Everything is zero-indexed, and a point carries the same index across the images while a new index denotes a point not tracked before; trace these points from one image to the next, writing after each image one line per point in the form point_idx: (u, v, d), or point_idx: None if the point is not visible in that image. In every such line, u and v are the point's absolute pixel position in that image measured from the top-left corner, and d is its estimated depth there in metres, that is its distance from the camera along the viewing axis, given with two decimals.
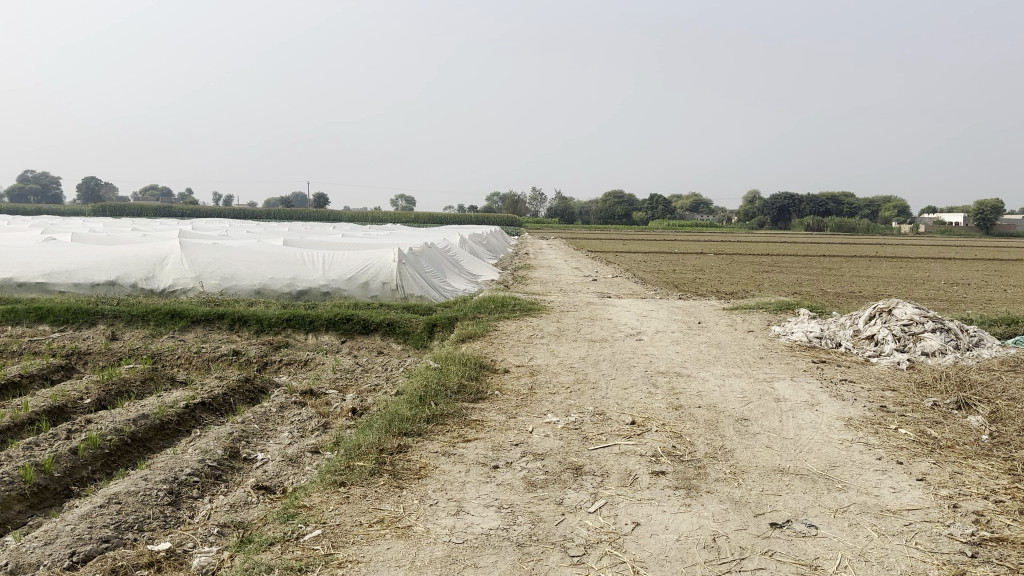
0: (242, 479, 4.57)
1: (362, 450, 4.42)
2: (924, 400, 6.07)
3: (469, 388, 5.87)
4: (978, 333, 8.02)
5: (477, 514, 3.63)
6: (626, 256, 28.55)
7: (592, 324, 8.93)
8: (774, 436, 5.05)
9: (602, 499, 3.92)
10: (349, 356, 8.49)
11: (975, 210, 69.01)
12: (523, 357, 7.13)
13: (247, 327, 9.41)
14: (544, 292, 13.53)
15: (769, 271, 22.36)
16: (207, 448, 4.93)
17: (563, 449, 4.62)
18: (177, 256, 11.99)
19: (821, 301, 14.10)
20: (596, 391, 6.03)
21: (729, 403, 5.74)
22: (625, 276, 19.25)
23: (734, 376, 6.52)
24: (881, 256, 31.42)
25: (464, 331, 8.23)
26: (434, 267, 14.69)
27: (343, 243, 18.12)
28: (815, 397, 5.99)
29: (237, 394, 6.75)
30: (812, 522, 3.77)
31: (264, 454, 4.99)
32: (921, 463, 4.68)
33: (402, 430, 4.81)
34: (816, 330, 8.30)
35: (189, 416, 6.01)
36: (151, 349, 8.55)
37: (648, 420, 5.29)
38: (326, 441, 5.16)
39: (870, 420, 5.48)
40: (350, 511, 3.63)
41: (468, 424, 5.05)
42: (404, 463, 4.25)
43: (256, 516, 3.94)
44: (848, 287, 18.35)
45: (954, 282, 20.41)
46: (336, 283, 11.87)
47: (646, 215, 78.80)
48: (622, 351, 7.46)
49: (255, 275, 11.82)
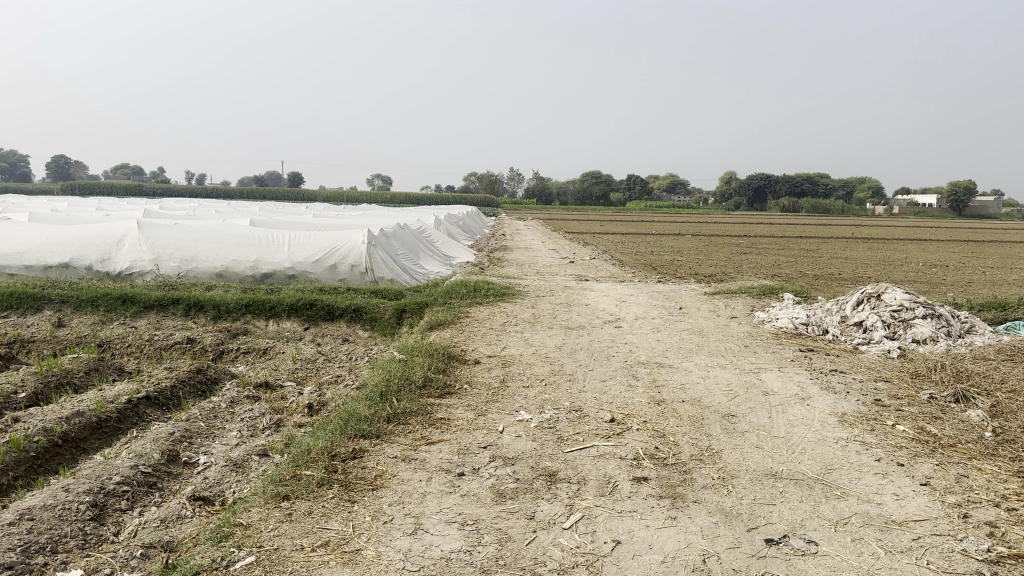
0: (179, 487, 4.12)
1: (311, 456, 3.97)
2: (920, 392, 5.72)
3: (435, 382, 5.42)
4: (970, 319, 7.69)
5: (437, 533, 3.21)
6: (605, 237, 28.08)
7: (569, 310, 8.50)
8: (764, 435, 4.65)
9: (579, 512, 3.50)
10: (312, 344, 8.00)
11: (949, 192, 69.29)
12: (495, 347, 6.69)
13: (203, 313, 8.88)
14: (518, 275, 13.07)
15: (748, 253, 21.96)
16: (142, 451, 4.46)
17: (536, 453, 4.20)
18: (134, 237, 11.38)
19: (802, 284, 13.75)
20: (573, 385, 5.62)
21: (714, 397, 5.35)
22: (604, 258, 18.81)
23: (719, 367, 6.13)
24: (859, 238, 31.16)
25: (434, 318, 7.77)
26: (407, 249, 14.17)
27: (312, 223, 17.52)
28: (805, 389, 5.62)
29: (186, 386, 6.25)
30: (812, 538, 3.38)
31: (207, 458, 4.53)
32: (924, 465, 4.32)
33: (359, 432, 4.36)
34: (802, 317, 7.93)
35: (131, 412, 5.53)
36: (98, 336, 8.00)
37: (629, 417, 4.88)
38: (276, 442, 4.71)
39: (865, 415, 5.11)
40: (291, 532, 3.20)
41: (433, 424, 4.61)
42: (358, 471, 3.81)
43: (188, 534, 3.50)
44: (829, 269, 17.99)
45: (934, 264, 20.13)
46: (302, 266, 11.34)
47: (624, 197, 78.44)
48: (600, 339, 7.04)
49: (216, 257, 11.25)
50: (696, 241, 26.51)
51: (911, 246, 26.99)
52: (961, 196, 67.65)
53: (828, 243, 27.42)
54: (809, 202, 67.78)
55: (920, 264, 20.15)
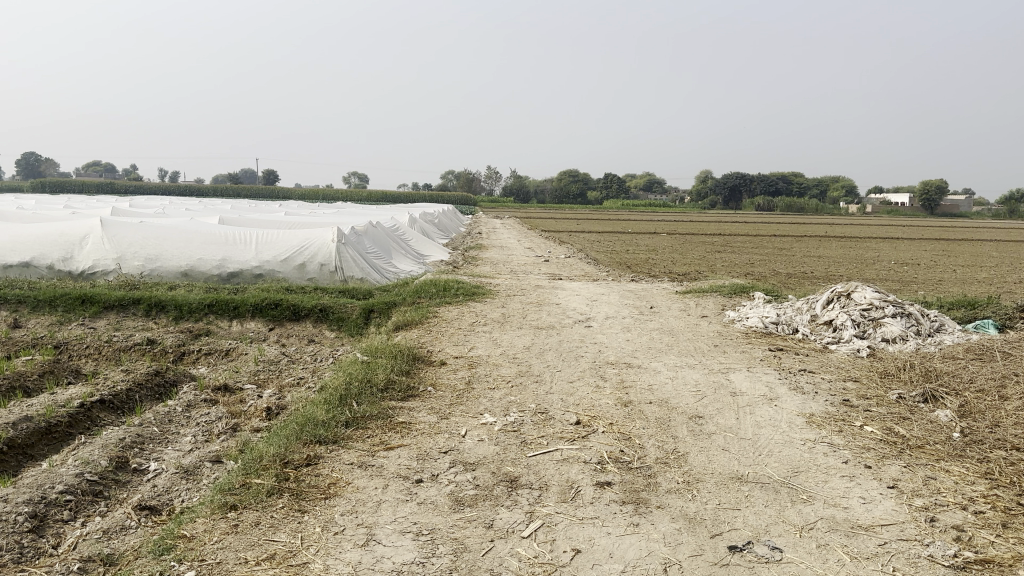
0: (126, 496, 3.96)
1: (263, 463, 3.83)
2: (889, 392, 5.68)
3: (398, 384, 5.29)
4: (939, 318, 7.69)
5: (389, 544, 3.08)
6: (580, 236, 28.01)
7: (539, 310, 8.39)
8: (731, 436, 4.57)
9: (539, 520, 3.39)
10: (276, 345, 7.83)
11: (920, 191, 70.11)
12: (462, 348, 6.57)
13: (165, 313, 8.67)
14: (491, 273, 12.95)
15: (722, 252, 21.97)
16: (88, 459, 4.28)
17: (497, 457, 4.08)
18: (97, 235, 11.11)
19: (774, 282, 13.75)
20: (539, 386, 5.50)
21: (682, 398, 5.26)
22: (578, 257, 18.72)
23: (688, 368, 6.05)
24: (832, 236, 31.40)
25: (401, 318, 7.63)
26: (379, 247, 14.00)
27: (284, 221, 17.29)
28: (774, 390, 5.55)
29: (143, 389, 6.07)
30: (776, 544, 3.30)
31: (158, 465, 4.37)
32: (891, 467, 4.27)
33: (315, 437, 4.22)
34: (772, 316, 7.88)
35: (83, 417, 5.34)
36: (55, 338, 7.77)
37: (595, 420, 4.78)
38: (231, 449, 4.56)
39: (833, 416, 5.06)
40: (236, 545, 3.06)
41: (393, 428, 4.48)
42: (311, 479, 3.68)
43: (131, 546, 3.35)
44: (802, 268, 18.03)
45: (905, 262, 20.26)
46: (270, 264, 11.15)
47: (600, 196, 78.56)
48: (570, 339, 6.94)
49: (181, 256, 11.02)
50: (671, 240, 26.54)
51: (882, 244, 27.20)
52: (932, 195, 68.48)
53: (801, 242, 27.55)
54: (783, 201, 68.27)
55: (890, 262, 20.30)
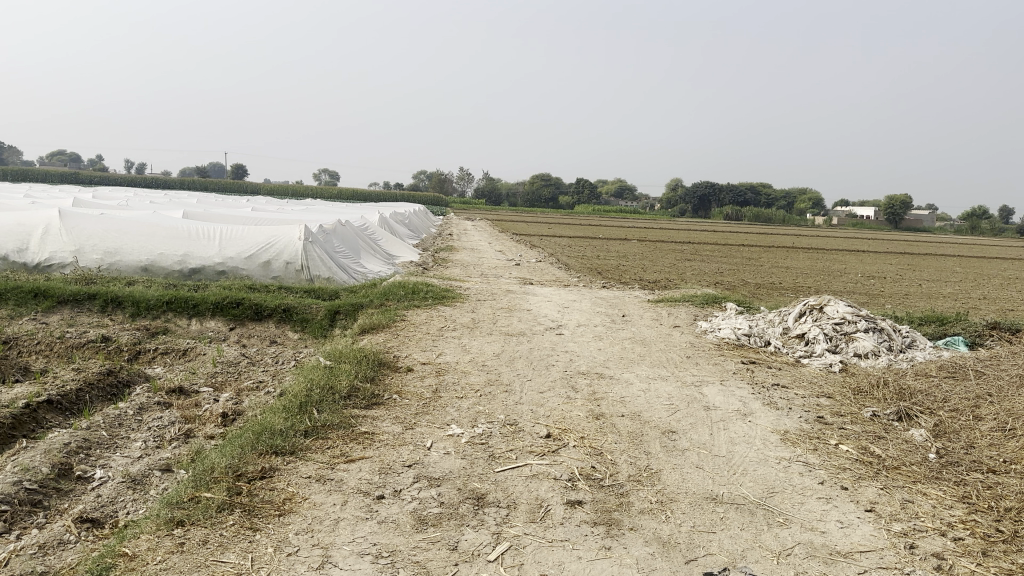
0: (67, 506, 3.70)
1: (214, 476, 3.61)
2: (862, 409, 5.60)
3: (362, 392, 5.08)
4: (910, 333, 7.67)
5: (346, 568, 2.89)
6: (551, 240, 27.86)
7: (509, 316, 8.21)
8: (705, 453, 4.43)
9: (506, 542, 3.21)
10: (236, 345, 7.57)
11: (885, 206, 71.25)
12: (430, 353, 6.37)
13: (122, 310, 8.34)
14: (461, 276, 12.74)
15: (693, 260, 22.01)
16: (28, 465, 4.01)
17: (464, 472, 3.90)
18: (54, 226, 10.73)
19: (745, 293, 13.72)
20: (509, 396, 5.33)
21: (654, 412, 5.12)
22: (549, 261, 18.59)
23: (661, 380, 5.91)
24: (799, 247, 31.69)
25: (368, 321, 7.41)
26: (347, 246, 13.73)
27: (250, 217, 16.95)
28: (748, 405, 5.42)
29: (94, 390, 5.79)
30: (753, 571, 3.16)
31: (103, 473, 4.12)
32: (868, 489, 4.16)
33: (272, 448, 4.00)
34: (744, 327, 7.79)
35: (28, 418, 5.06)
36: (4, 332, 7.42)
37: (566, 433, 4.62)
38: (183, 458, 4.33)
39: (808, 434, 4.95)
40: (181, 566, 2.85)
41: (355, 438, 4.27)
42: (265, 494, 3.47)
43: (68, 564, 3.12)
44: (771, 278, 18.08)
45: (872, 276, 20.46)
46: (234, 261, 10.85)
47: (572, 200, 78.65)
48: (540, 347, 6.78)
49: (142, 250, 10.68)
50: (642, 247, 26.57)
51: (849, 257, 27.48)
52: (897, 209, 69.61)
53: (770, 252, 27.71)
54: (752, 212, 68.94)
55: (857, 275, 20.48)
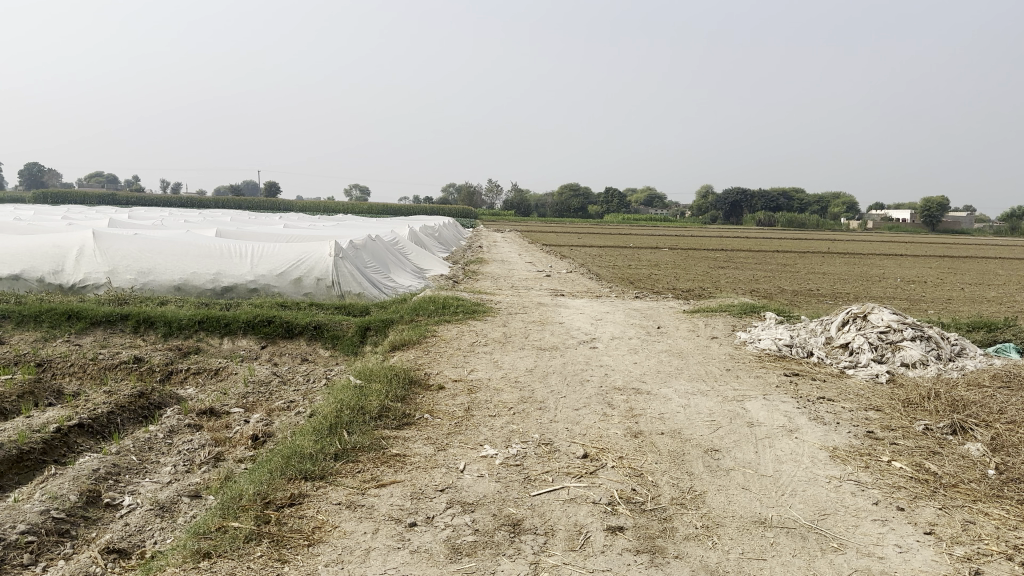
0: (95, 535, 3.62)
1: (242, 504, 3.51)
2: (913, 423, 5.36)
3: (394, 412, 4.96)
4: (959, 341, 7.37)
5: None
6: (582, 250, 27.67)
7: (542, 329, 8.06)
8: (751, 473, 4.24)
9: (545, 572, 3.05)
10: (268, 364, 7.52)
11: (922, 209, 69.95)
12: (462, 370, 6.24)
13: (154, 330, 8.34)
14: (492, 289, 12.63)
15: (726, 268, 21.68)
16: (56, 493, 3.94)
17: (499, 496, 3.76)
18: (89, 247, 10.81)
19: (782, 300, 13.42)
20: (544, 414, 5.17)
21: (695, 429, 4.93)
22: (581, 272, 18.42)
23: (701, 394, 5.72)
24: (835, 252, 31.16)
25: (398, 338, 7.31)
26: (377, 261, 13.70)
27: (282, 234, 17.02)
28: (793, 420, 5.21)
29: (126, 412, 5.74)
30: None
31: (132, 500, 4.04)
32: (925, 509, 3.94)
33: (301, 473, 3.89)
34: (785, 337, 7.56)
35: (59, 442, 5.01)
36: (38, 355, 7.44)
37: (603, 453, 4.45)
38: (212, 482, 4.25)
39: (858, 450, 4.73)
40: None
41: (386, 461, 4.15)
42: (294, 522, 3.35)
43: None
44: (807, 285, 17.70)
45: (912, 280, 19.99)
46: (265, 279, 10.85)
47: (602, 210, 78.37)
48: (574, 362, 6.61)
49: (174, 269, 10.72)
50: (673, 255, 26.31)
51: (887, 261, 26.93)
52: (933, 210, 68.34)
53: (805, 257, 27.23)
54: (784, 217, 68.13)
55: (896, 280, 20.01)
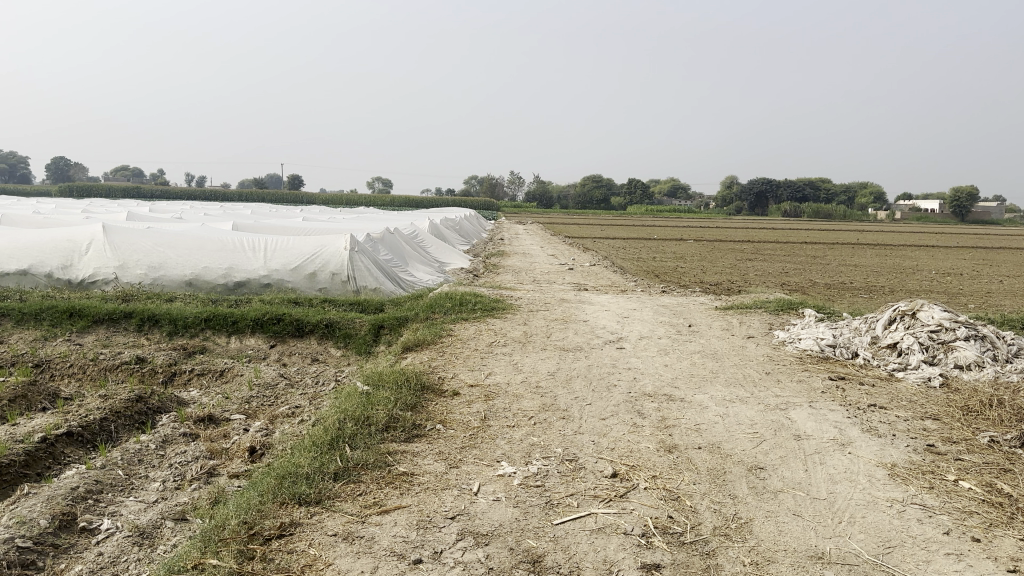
0: (63, 567, 3.23)
1: (224, 536, 3.10)
2: (978, 435, 4.83)
3: (403, 423, 4.52)
4: (1017, 340, 6.79)
5: None
6: (606, 242, 27.10)
7: (564, 328, 7.59)
8: (802, 496, 3.75)
9: None
10: (276, 365, 7.13)
11: (952, 200, 68.39)
12: (479, 374, 5.79)
13: (159, 328, 7.98)
14: (513, 284, 12.14)
15: (755, 260, 21.06)
16: (26, 517, 3.55)
17: (516, 525, 3.32)
18: (99, 242, 10.48)
19: (815, 294, 12.83)
20: (567, 424, 4.71)
21: (736, 443, 4.44)
22: (605, 265, 17.89)
23: (740, 401, 5.24)
24: (864, 244, 30.36)
25: (413, 337, 6.88)
26: (394, 254, 13.29)
27: (299, 227, 16.68)
28: (844, 432, 4.71)
29: (120, 418, 5.36)
30: None
31: (111, 523, 3.64)
32: (1005, 541, 3.43)
33: (295, 496, 3.47)
34: (828, 337, 7.03)
35: (44, 454, 4.63)
36: (36, 355, 7.10)
37: (634, 471, 3.99)
38: (201, 503, 3.85)
39: (919, 468, 4.23)
40: None
41: (391, 481, 3.72)
42: (282, 559, 2.94)
43: None
44: (840, 278, 17.06)
45: (948, 272, 19.29)
46: (278, 274, 10.47)
47: (625, 201, 77.58)
48: (600, 365, 6.14)
49: (185, 264, 10.36)
50: (699, 247, 25.69)
51: (921, 253, 26.08)
52: (962, 201, 66.93)
53: (835, 249, 26.51)
54: (811, 208, 67.03)
55: (933, 272, 19.27)
